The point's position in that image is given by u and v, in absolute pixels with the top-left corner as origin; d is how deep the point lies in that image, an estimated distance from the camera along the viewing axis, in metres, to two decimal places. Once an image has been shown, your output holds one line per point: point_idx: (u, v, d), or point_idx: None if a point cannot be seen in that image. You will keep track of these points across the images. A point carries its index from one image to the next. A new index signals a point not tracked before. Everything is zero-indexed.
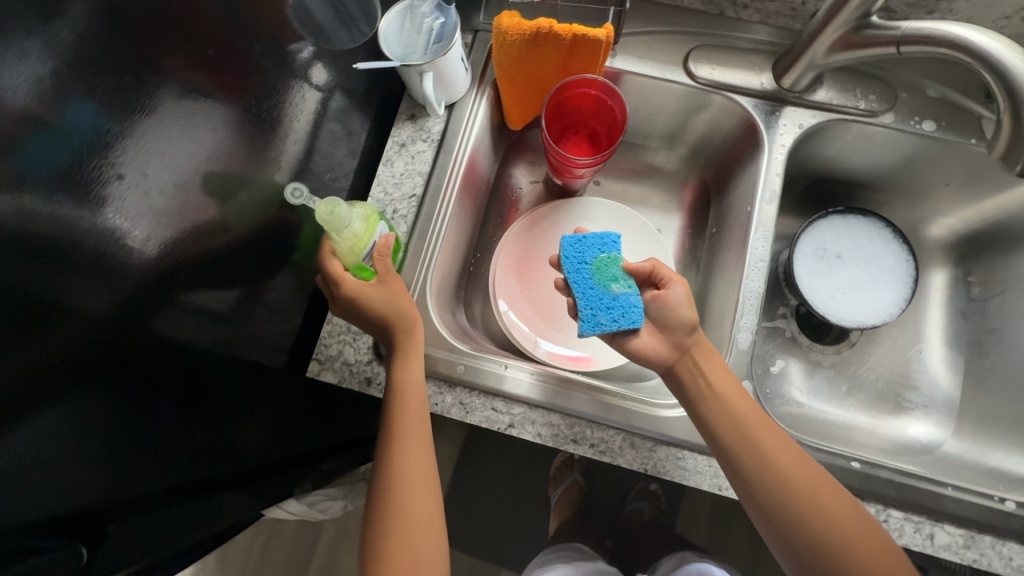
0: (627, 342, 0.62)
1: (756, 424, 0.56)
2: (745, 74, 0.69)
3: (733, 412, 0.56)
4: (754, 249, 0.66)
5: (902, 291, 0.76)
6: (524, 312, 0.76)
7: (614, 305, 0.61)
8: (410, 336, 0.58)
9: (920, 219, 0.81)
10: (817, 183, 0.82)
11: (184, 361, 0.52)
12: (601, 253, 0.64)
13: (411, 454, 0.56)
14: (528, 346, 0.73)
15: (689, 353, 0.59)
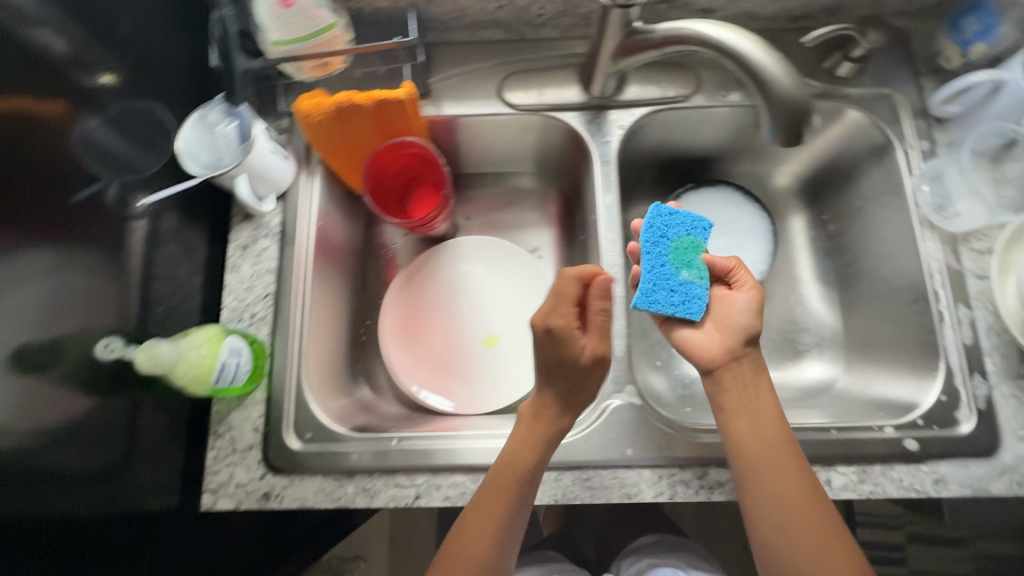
0: (676, 330, 0.63)
1: (779, 444, 0.56)
2: (558, 91, 0.71)
3: (757, 429, 0.56)
4: (607, 256, 0.67)
5: (766, 246, 0.81)
6: (414, 366, 0.77)
7: (677, 290, 0.62)
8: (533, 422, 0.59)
9: (767, 172, 0.85)
10: (665, 167, 0.84)
11: (54, 543, 0.48)
12: (686, 234, 0.64)
13: (479, 530, 0.56)
14: (417, 397, 0.75)
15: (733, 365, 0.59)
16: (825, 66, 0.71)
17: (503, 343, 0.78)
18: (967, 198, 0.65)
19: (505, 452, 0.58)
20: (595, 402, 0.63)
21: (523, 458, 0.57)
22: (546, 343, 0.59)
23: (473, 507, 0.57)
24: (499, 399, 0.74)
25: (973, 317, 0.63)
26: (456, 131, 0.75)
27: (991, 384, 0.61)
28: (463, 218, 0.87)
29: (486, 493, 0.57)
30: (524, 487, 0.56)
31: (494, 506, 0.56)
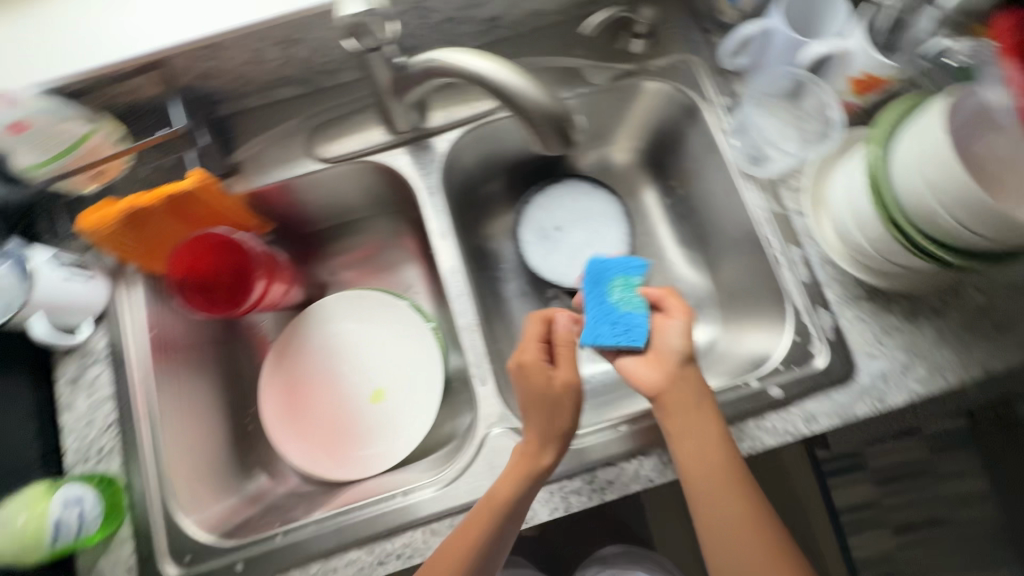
0: (622, 363, 0.62)
1: (719, 461, 0.55)
2: (364, 133, 0.69)
3: (700, 445, 0.55)
4: (452, 286, 0.65)
5: (621, 227, 0.81)
6: (311, 443, 0.74)
7: (617, 321, 0.61)
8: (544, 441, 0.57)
9: (606, 155, 0.86)
10: (509, 174, 0.84)
11: None
12: (627, 274, 0.65)
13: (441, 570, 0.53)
14: (322, 472, 0.73)
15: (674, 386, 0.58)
16: (618, 48, 0.72)
17: (390, 394, 0.76)
18: (775, 148, 0.67)
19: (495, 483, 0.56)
20: (471, 437, 0.62)
21: (508, 487, 0.55)
22: (523, 373, 0.60)
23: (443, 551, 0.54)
24: (398, 450, 0.73)
25: (806, 254, 0.65)
26: (290, 194, 0.72)
27: (835, 313, 0.64)
28: (328, 274, 0.85)
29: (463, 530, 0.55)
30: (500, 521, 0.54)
31: (464, 545, 0.54)
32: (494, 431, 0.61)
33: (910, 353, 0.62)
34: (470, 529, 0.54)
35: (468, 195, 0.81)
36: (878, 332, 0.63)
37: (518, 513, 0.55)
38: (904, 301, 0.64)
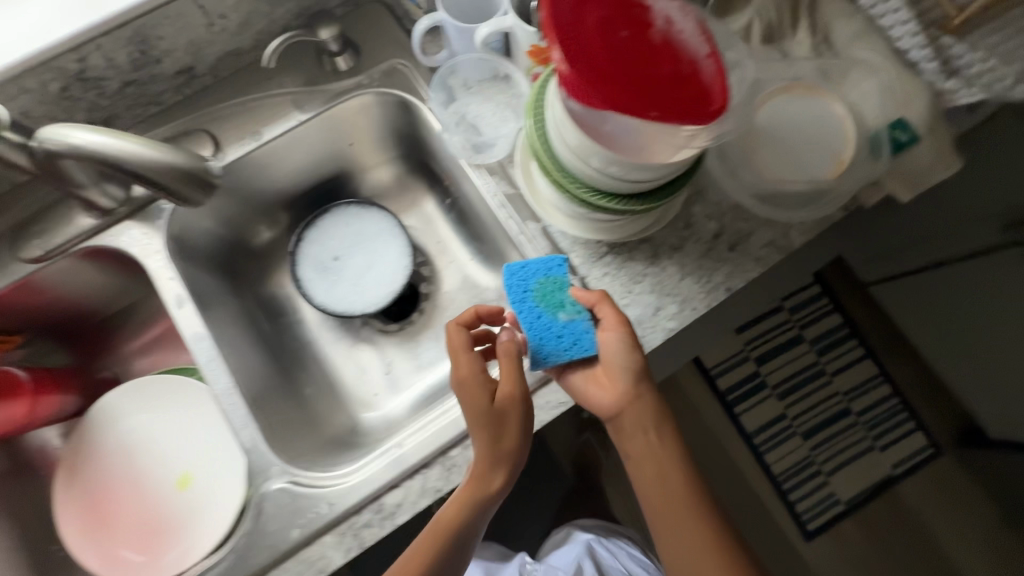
0: (570, 371, 0.61)
1: (670, 468, 0.57)
2: (72, 219, 0.65)
3: (651, 454, 0.58)
4: (199, 353, 0.62)
5: (400, 238, 0.80)
6: (133, 548, 0.70)
7: (566, 334, 0.60)
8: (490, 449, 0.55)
9: (374, 171, 0.85)
10: (281, 216, 0.83)
11: None
12: (546, 278, 0.62)
13: None
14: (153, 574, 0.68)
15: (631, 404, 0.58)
16: (325, 70, 0.71)
17: (196, 478, 0.72)
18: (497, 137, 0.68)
19: (447, 512, 0.55)
20: (252, 501, 0.59)
21: (455, 515, 0.54)
22: (460, 393, 0.57)
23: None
24: (213, 531, 0.67)
25: (543, 226, 0.66)
26: (21, 298, 0.67)
27: (581, 275, 0.65)
28: (122, 366, 0.83)
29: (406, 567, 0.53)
30: (449, 544, 0.54)
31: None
32: (275, 486, 0.59)
33: (657, 293, 0.64)
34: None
35: (235, 249, 0.78)
36: (625, 282, 0.65)
37: (471, 531, 0.55)
38: (644, 245, 0.66)
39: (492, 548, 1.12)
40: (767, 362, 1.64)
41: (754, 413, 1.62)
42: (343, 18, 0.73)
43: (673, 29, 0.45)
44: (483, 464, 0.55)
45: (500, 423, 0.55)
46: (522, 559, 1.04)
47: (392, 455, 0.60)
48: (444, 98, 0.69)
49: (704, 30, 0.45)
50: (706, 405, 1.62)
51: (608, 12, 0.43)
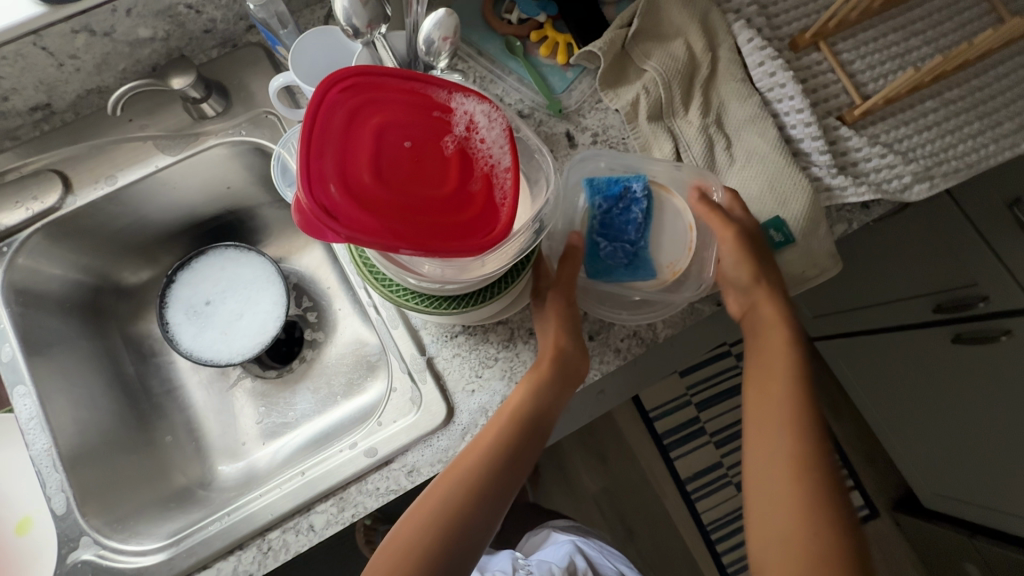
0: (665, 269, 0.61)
1: (772, 388, 0.61)
2: None
3: (773, 371, 0.62)
4: (21, 410, 0.61)
5: (277, 285, 0.78)
6: None
7: (609, 260, 0.61)
8: (558, 363, 0.58)
9: (262, 213, 0.83)
10: (161, 252, 0.80)
11: None
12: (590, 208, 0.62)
13: (468, 453, 0.56)
14: None
15: (763, 279, 0.62)
16: (192, 115, 0.68)
17: (36, 523, 0.71)
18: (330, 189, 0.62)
19: (517, 397, 0.58)
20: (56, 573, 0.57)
21: (523, 394, 0.57)
22: (546, 305, 0.60)
23: (484, 448, 0.56)
24: None
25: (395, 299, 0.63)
26: None
27: (429, 354, 0.62)
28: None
29: (497, 419, 0.57)
30: (509, 430, 0.56)
31: (490, 430, 0.56)
32: (78, 559, 0.57)
33: (507, 380, 0.61)
34: (477, 441, 0.57)
35: (103, 288, 0.76)
36: (476, 365, 0.62)
37: (538, 417, 0.57)
38: (501, 325, 0.63)
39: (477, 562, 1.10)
40: (707, 410, 1.62)
41: (690, 459, 1.59)
42: (218, 61, 0.70)
43: (473, 135, 0.42)
44: (538, 370, 0.58)
45: (570, 321, 0.60)
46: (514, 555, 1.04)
47: (203, 534, 0.58)
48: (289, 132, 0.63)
49: (508, 134, 0.43)
50: (642, 449, 1.59)
51: (397, 118, 0.41)
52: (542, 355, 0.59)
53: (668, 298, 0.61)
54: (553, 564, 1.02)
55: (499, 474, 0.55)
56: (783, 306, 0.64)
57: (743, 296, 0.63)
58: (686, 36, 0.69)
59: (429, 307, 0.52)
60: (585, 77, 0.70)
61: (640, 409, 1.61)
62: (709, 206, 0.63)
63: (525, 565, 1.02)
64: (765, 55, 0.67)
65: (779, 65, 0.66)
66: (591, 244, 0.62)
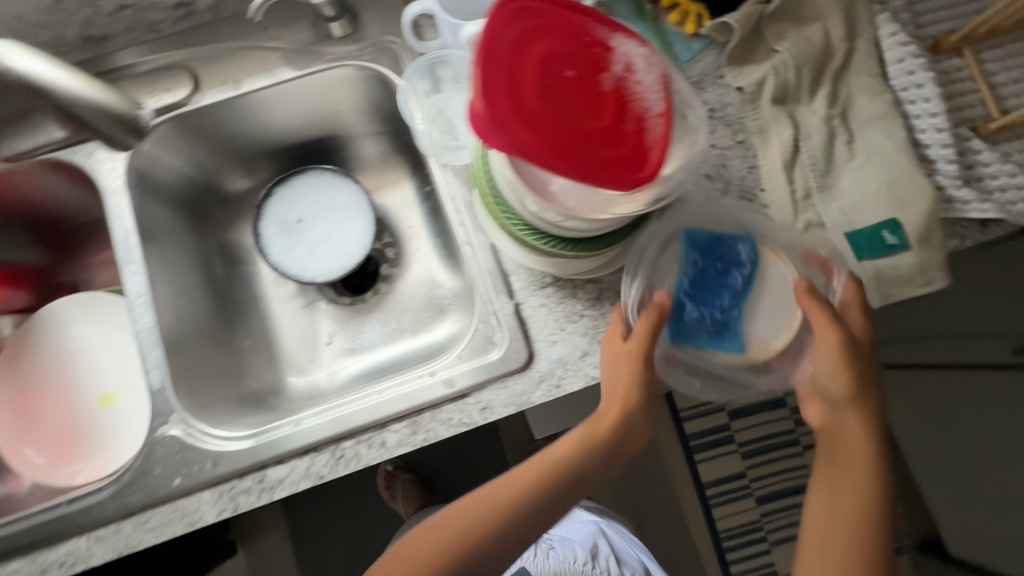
0: (756, 341, 0.61)
1: (839, 497, 0.60)
2: (46, 132, 0.67)
3: (845, 479, 0.60)
4: (131, 286, 0.64)
5: (366, 217, 0.80)
6: (39, 452, 0.74)
7: (696, 323, 0.61)
8: (614, 430, 0.58)
9: (361, 144, 0.85)
10: (262, 165, 0.83)
11: None
12: (682, 268, 0.62)
13: (502, 489, 0.57)
14: (59, 480, 0.73)
15: (859, 397, 0.60)
16: (320, 33, 0.70)
17: (120, 397, 0.75)
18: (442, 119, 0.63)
19: (568, 453, 0.57)
20: (144, 442, 0.61)
21: (574, 451, 0.57)
22: (623, 363, 0.58)
23: (520, 493, 0.56)
24: (122, 453, 0.72)
25: (491, 241, 0.64)
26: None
27: (517, 300, 0.63)
28: (88, 275, 0.87)
29: (542, 466, 0.57)
30: (559, 475, 0.57)
31: (532, 476, 0.57)
32: (167, 433, 0.61)
33: (590, 337, 0.62)
34: (516, 481, 0.57)
35: (206, 190, 0.79)
36: (562, 317, 0.63)
37: (581, 479, 0.57)
38: (591, 283, 0.64)
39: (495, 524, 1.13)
40: (739, 419, 1.60)
41: (714, 464, 1.58)
42: None
43: (630, 77, 0.42)
44: (595, 426, 0.58)
45: (642, 385, 0.58)
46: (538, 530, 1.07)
47: (285, 431, 0.60)
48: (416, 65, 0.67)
49: (665, 83, 0.42)
50: (667, 446, 1.59)
51: (556, 45, 0.41)
52: (603, 415, 0.58)
53: (751, 377, 0.63)
54: (575, 545, 1.02)
55: (539, 518, 0.56)
56: (874, 423, 0.61)
57: (830, 406, 0.61)
58: (826, 21, 0.66)
59: (537, 241, 0.53)
60: (711, 50, 0.69)
61: (672, 407, 1.60)
62: (815, 300, 0.58)
63: (548, 541, 1.04)
64: (907, 51, 0.64)
65: (920, 64, 0.63)
66: (679, 301, 0.61)
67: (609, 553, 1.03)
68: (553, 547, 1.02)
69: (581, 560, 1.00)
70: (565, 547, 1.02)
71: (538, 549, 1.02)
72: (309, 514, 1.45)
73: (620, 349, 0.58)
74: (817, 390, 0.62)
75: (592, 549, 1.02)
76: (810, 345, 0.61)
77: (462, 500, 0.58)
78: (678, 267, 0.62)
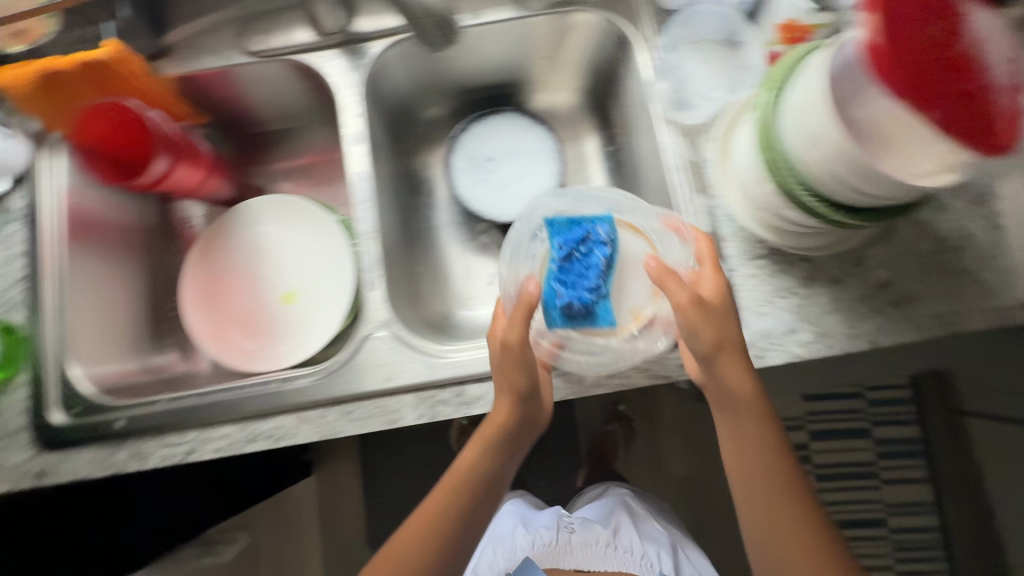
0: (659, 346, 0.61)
1: (750, 453, 0.55)
2: (294, 33, 0.70)
3: (745, 445, 0.55)
4: (358, 192, 0.67)
5: (554, 166, 0.81)
6: (219, 335, 0.76)
7: (580, 300, 0.62)
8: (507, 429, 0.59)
9: (553, 93, 0.85)
10: (457, 100, 0.84)
11: None
12: (552, 246, 0.64)
13: (432, 502, 0.58)
14: (237, 362, 0.75)
15: (728, 344, 0.52)
16: None
17: (302, 296, 0.79)
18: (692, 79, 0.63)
19: (472, 455, 0.60)
20: (354, 339, 0.64)
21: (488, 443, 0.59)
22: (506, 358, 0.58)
23: (437, 512, 0.57)
24: (302, 348, 0.76)
25: (713, 205, 0.63)
26: (229, 84, 0.73)
27: (729, 267, 0.63)
28: (268, 180, 0.86)
29: (449, 486, 0.59)
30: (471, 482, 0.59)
31: (448, 492, 0.58)
32: (376, 334, 0.64)
33: (798, 315, 0.62)
34: (435, 499, 0.58)
35: (405, 115, 0.81)
36: (770, 291, 0.63)
37: (492, 475, 0.60)
38: (804, 263, 0.63)
39: (528, 497, 1.08)
40: None
41: None
42: None
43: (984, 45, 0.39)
44: (478, 458, 0.59)
45: (518, 379, 0.57)
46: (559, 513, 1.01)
47: (489, 352, 0.62)
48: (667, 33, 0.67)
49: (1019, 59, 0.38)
50: None
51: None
52: (499, 408, 0.59)
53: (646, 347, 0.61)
54: (598, 526, 0.96)
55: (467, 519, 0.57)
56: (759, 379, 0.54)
57: (706, 366, 0.55)
58: None
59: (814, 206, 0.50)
60: None
61: None
62: (670, 274, 0.55)
63: (568, 523, 0.97)
64: None
65: None
66: (549, 290, 0.62)
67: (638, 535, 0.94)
68: (572, 529, 0.96)
69: (604, 537, 0.93)
70: (586, 530, 0.95)
71: (556, 530, 0.96)
72: (383, 458, 1.32)
73: (510, 340, 0.57)
74: (688, 347, 0.56)
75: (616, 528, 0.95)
76: (702, 322, 0.52)
77: (403, 528, 0.57)
78: (546, 249, 0.64)
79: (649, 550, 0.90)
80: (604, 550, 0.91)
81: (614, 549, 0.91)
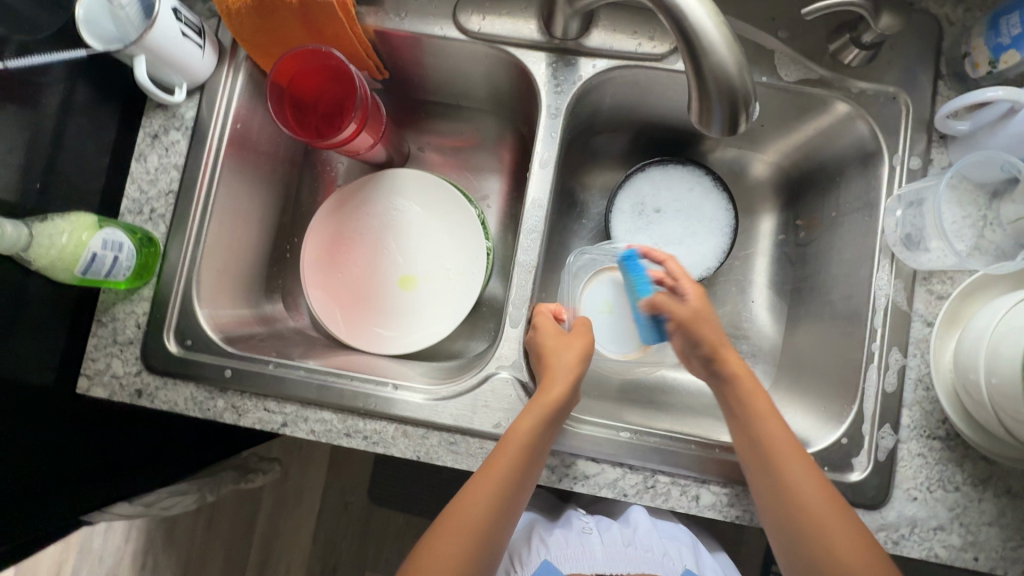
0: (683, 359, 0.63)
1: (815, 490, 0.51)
2: (514, 22, 0.63)
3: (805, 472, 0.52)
4: (528, 217, 0.62)
5: (722, 241, 0.73)
6: (327, 298, 0.73)
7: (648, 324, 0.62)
8: (552, 410, 0.55)
9: (745, 156, 0.76)
10: (642, 134, 0.77)
11: None
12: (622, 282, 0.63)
13: (477, 484, 0.52)
14: (339, 333, 0.72)
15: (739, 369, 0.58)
16: (830, 50, 0.61)
17: (422, 286, 0.74)
18: (938, 237, 0.54)
19: (518, 425, 0.54)
20: (478, 371, 0.60)
21: (535, 427, 0.53)
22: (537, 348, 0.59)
23: (479, 488, 0.52)
24: (405, 343, 0.72)
25: (904, 364, 0.57)
26: (424, 52, 0.67)
27: (898, 437, 0.56)
28: (416, 148, 0.81)
29: (494, 462, 0.53)
30: (523, 452, 0.52)
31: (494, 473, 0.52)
32: (498, 376, 0.60)
33: (955, 515, 0.55)
34: (481, 481, 0.52)
35: (584, 133, 0.74)
36: (934, 478, 0.55)
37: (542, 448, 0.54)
38: (983, 461, 0.55)
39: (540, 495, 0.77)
40: None
41: None
42: None
43: None
44: (541, 434, 0.54)
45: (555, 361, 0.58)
46: (572, 513, 0.70)
47: (611, 436, 0.58)
48: (945, 179, 0.54)
49: None
50: None
51: None
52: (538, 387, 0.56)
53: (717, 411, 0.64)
54: (615, 524, 0.67)
55: (513, 504, 0.53)
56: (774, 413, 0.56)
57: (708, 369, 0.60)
58: None
59: None
60: None
61: None
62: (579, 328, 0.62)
63: (582, 523, 0.68)
64: None
65: None
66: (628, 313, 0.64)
67: (657, 529, 0.67)
68: (590, 531, 0.66)
69: (625, 546, 0.64)
70: (605, 532, 0.66)
71: (567, 534, 0.66)
72: None
73: (548, 344, 0.59)
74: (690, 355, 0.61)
75: (635, 519, 0.67)
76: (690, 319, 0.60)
77: (454, 504, 0.53)
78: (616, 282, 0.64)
79: (673, 551, 0.64)
80: (621, 552, 0.63)
81: (637, 551, 0.63)
